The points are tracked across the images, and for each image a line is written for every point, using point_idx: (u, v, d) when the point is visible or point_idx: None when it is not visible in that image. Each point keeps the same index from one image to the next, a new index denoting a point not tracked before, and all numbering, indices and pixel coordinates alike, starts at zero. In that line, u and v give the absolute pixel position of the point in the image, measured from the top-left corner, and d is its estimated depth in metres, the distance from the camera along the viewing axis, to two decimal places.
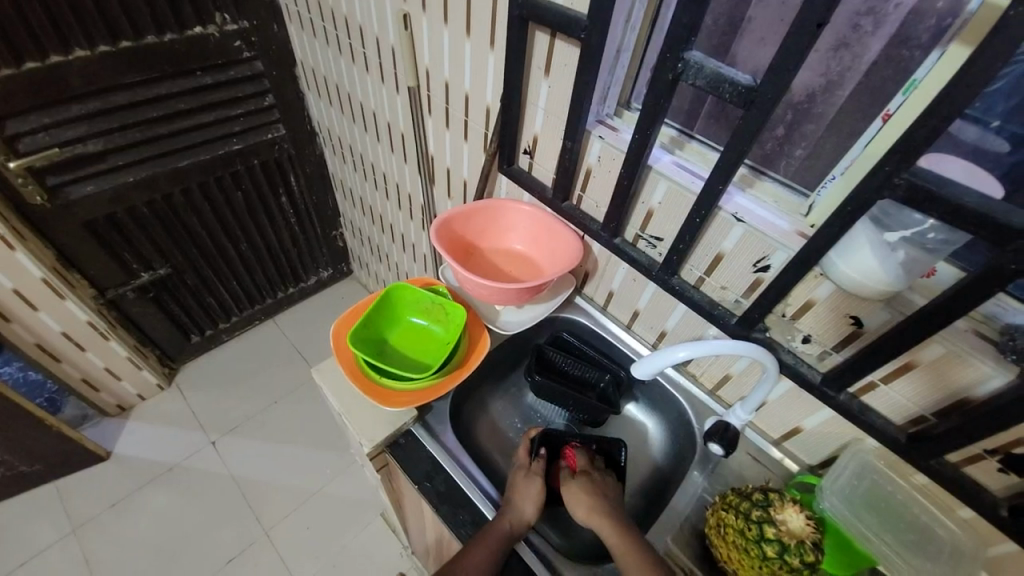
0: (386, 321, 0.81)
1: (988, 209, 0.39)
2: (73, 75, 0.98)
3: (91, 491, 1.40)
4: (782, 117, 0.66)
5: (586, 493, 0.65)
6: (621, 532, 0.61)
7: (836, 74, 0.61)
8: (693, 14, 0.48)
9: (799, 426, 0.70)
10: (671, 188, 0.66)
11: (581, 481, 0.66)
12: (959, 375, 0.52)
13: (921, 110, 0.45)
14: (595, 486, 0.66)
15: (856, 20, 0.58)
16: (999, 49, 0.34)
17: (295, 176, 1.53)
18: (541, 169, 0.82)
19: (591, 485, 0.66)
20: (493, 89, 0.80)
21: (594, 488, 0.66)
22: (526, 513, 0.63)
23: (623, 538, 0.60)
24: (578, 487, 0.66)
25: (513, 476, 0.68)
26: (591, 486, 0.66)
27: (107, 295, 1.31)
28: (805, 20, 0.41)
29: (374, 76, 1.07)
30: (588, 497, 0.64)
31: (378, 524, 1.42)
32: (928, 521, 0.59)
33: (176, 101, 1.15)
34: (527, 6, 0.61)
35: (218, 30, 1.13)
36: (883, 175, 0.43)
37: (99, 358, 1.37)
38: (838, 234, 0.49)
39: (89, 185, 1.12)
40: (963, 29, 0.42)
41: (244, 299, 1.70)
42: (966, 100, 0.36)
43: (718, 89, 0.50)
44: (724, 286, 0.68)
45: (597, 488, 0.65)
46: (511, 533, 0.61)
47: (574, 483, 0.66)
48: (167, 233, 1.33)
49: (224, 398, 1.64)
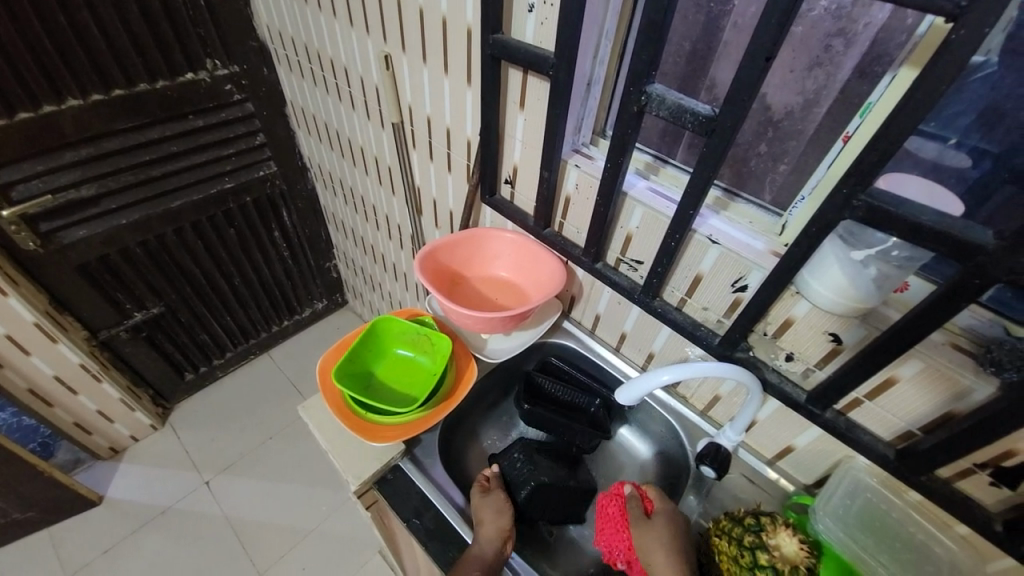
0: (371, 355, 0.81)
1: (947, 226, 0.40)
2: (66, 124, 1.01)
3: (83, 537, 1.36)
4: (767, 133, 0.78)
5: (666, 540, 0.60)
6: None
7: (812, 92, 0.75)
8: (652, 51, 0.50)
9: (791, 444, 0.69)
10: (646, 213, 0.67)
11: (663, 525, 0.62)
12: (939, 391, 0.52)
13: (877, 131, 0.47)
14: (680, 532, 0.62)
15: (828, 41, 0.72)
16: (940, 73, 0.35)
17: (287, 212, 1.56)
18: (523, 198, 0.84)
19: (675, 531, 0.62)
20: (472, 122, 0.82)
21: (680, 537, 0.61)
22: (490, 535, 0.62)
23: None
24: (659, 528, 0.61)
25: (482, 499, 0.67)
26: (676, 533, 0.61)
27: (99, 336, 1.31)
28: (755, 54, 0.43)
29: (360, 114, 1.10)
30: (668, 543, 0.60)
31: (376, 561, 1.38)
32: (925, 539, 0.58)
33: (168, 144, 1.18)
34: (498, 46, 0.64)
35: (209, 75, 1.17)
36: (842, 198, 0.44)
37: (92, 400, 1.36)
38: (806, 253, 0.50)
39: (82, 229, 1.14)
40: (912, 52, 0.43)
41: (239, 334, 1.70)
42: (911, 126, 0.38)
43: (680, 119, 0.52)
44: (705, 306, 0.68)
45: (678, 539, 0.61)
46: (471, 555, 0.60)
47: (657, 525, 0.62)
48: (160, 272, 1.34)
49: (219, 438, 1.61)
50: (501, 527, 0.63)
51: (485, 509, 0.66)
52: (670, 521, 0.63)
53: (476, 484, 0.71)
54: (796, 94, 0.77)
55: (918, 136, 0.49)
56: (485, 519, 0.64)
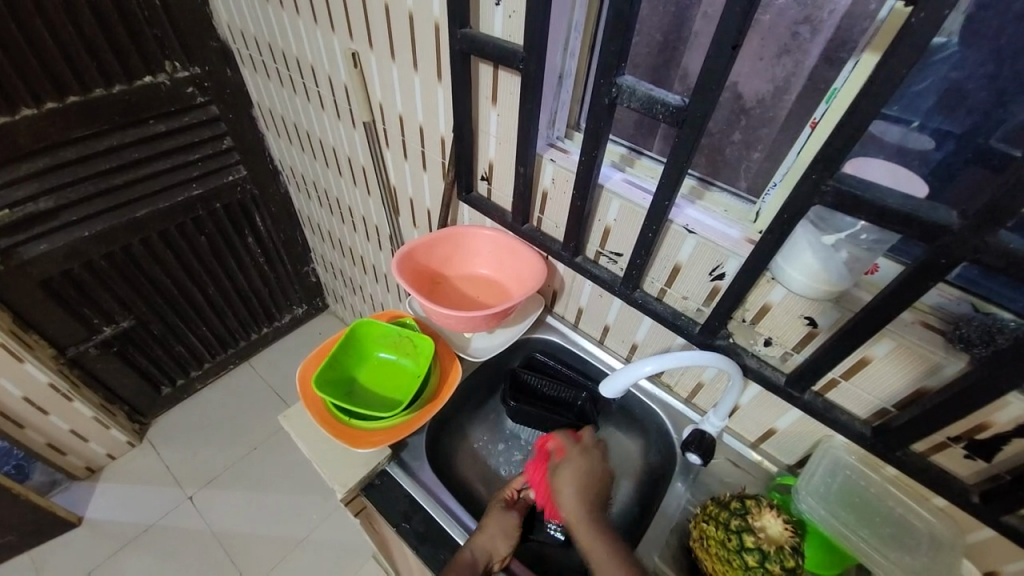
0: (353, 360, 0.80)
1: (913, 209, 0.41)
2: (19, 134, 0.96)
3: (64, 560, 1.32)
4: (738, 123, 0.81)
5: (574, 483, 0.65)
6: (610, 552, 0.58)
7: (781, 78, 0.84)
8: (620, 42, 0.50)
9: (773, 427, 0.70)
10: (623, 205, 0.67)
11: (570, 471, 0.67)
12: (911, 368, 0.54)
13: (843, 116, 0.47)
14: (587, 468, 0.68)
15: (796, 29, 0.81)
16: (901, 57, 0.35)
17: (260, 216, 1.51)
18: (500, 194, 0.83)
19: (582, 473, 0.67)
20: (445, 119, 0.81)
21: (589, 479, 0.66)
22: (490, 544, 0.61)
23: (626, 575, 0.56)
24: (567, 476, 0.66)
25: (490, 509, 0.66)
26: (586, 475, 0.66)
27: (68, 354, 1.26)
28: (722, 41, 0.43)
29: (330, 113, 1.07)
30: (574, 489, 0.65)
31: (370, 566, 1.37)
32: (904, 513, 0.60)
33: (130, 151, 1.13)
34: (467, 41, 0.63)
35: (169, 78, 1.12)
36: (811, 183, 0.45)
37: (64, 420, 1.31)
38: (779, 240, 0.51)
39: (43, 243, 1.08)
40: (874, 37, 0.44)
41: (217, 344, 1.66)
42: (874, 111, 0.38)
43: (652, 110, 0.52)
44: (685, 296, 0.69)
45: (585, 482, 0.66)
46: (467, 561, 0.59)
47: (565, 473, 0.66)
48: (129, 284, 1.29)
49: (202, 451, 1.57)
50: (495, 548, 0.62)
51: (492, 522, 0.64)
52: (577, 466, 0.68)
53: (500, 493, 0.69)
54: (767, 81, 0.85)
55: (881, 120, 0.49)
56: (486, 531, 0.63)
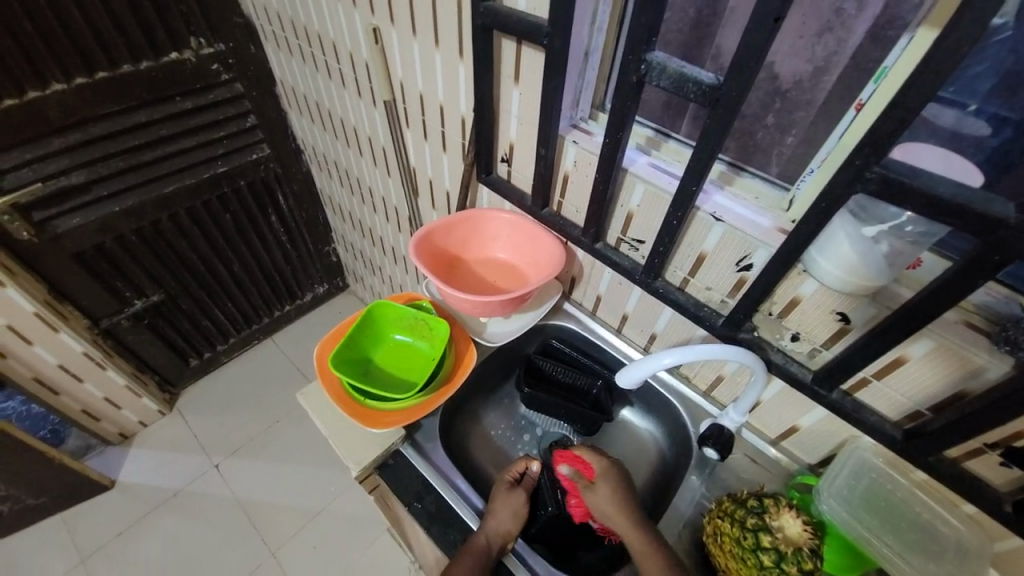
0: (369, 341, 0.80)
1: (966, 199, 0.37)
2: (51, 109, 0.98)
3: (99, 519, 1.40)
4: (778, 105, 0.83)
5: (616, 500, 0.64)
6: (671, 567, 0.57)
7: (823, 59, 0.84)
8: (652, 14, 0.46)
9: (796, 424, 0.68)
10: (648, 190, 0.64)
11: (608, 488, 0.65)
12: (950, 369, 0.51)
13: (892, 98, 0.44)
14: (621, 486, 0.65)
15: (839, 7, 0.82)
16: (964, 32, 0.32)
17: (283, 196, 1.53)
18: (520, 177, 0.81)
19: (618, 490, 0.65)
20: (466, 98, 0.79)
21: (624, 495, 0.64)
22: (503, 526, 0.62)
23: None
24: (606, 495, 0.64)
25: (496, 490, 0.67)
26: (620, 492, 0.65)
27: (101, 325, 1.31)
28: (762, 15, 0.39)
29: (350, 92, 1.06)
30: (617, 506, 0.63)
31: (386, 539, 1.42)
32: (931, 519, 0.57)
33: (157, 128, 1.15)
34: (490, 15, 0.60)
35: (194, 54, 1.13)
36: (855, 169, 0.41)
37: (97, 387, 1.37)
38: (813, 231, 0.48)
39: (76, 217, 1.12)
40: (932, 11, 0.40)
41: (241, 320, 1.70)
42: (932, 91, 0.35)
43: (682, 89, 0.49)
44: (709, 286, 0.66)
45: (625, 498, 0.64)
46: (486, 548, 0.60)
47: (603, 489, 0.65)
48: (157, 259, 1.32)
49: (226, 422, 1.63)
50: (508, 531, 0.62)
51: (500, 505, 0.64)
52: (613, 483, 0.66)
53: (503, 475, 0.69)
54: (807, 62, 0.86)
55: (936, 102, 0.45)
56: (498, 515, 0.63)
